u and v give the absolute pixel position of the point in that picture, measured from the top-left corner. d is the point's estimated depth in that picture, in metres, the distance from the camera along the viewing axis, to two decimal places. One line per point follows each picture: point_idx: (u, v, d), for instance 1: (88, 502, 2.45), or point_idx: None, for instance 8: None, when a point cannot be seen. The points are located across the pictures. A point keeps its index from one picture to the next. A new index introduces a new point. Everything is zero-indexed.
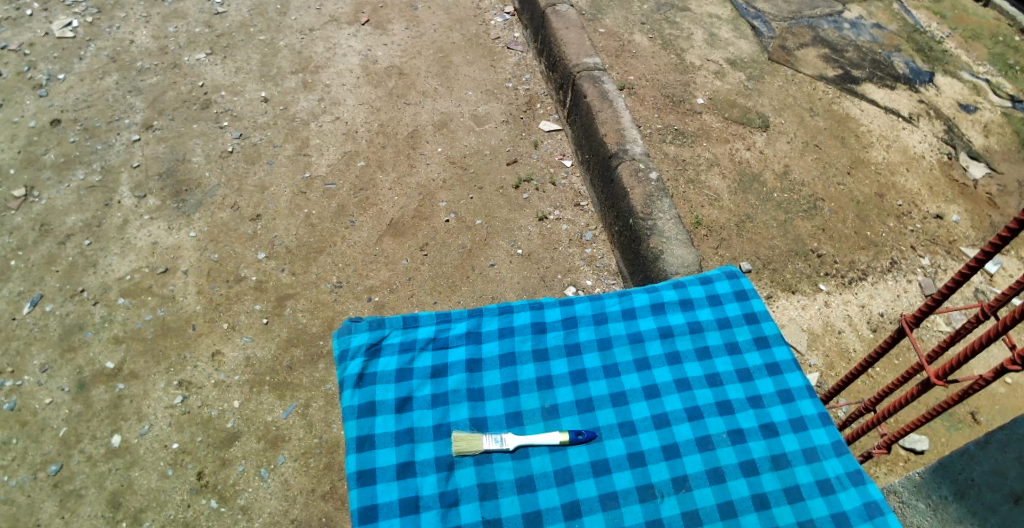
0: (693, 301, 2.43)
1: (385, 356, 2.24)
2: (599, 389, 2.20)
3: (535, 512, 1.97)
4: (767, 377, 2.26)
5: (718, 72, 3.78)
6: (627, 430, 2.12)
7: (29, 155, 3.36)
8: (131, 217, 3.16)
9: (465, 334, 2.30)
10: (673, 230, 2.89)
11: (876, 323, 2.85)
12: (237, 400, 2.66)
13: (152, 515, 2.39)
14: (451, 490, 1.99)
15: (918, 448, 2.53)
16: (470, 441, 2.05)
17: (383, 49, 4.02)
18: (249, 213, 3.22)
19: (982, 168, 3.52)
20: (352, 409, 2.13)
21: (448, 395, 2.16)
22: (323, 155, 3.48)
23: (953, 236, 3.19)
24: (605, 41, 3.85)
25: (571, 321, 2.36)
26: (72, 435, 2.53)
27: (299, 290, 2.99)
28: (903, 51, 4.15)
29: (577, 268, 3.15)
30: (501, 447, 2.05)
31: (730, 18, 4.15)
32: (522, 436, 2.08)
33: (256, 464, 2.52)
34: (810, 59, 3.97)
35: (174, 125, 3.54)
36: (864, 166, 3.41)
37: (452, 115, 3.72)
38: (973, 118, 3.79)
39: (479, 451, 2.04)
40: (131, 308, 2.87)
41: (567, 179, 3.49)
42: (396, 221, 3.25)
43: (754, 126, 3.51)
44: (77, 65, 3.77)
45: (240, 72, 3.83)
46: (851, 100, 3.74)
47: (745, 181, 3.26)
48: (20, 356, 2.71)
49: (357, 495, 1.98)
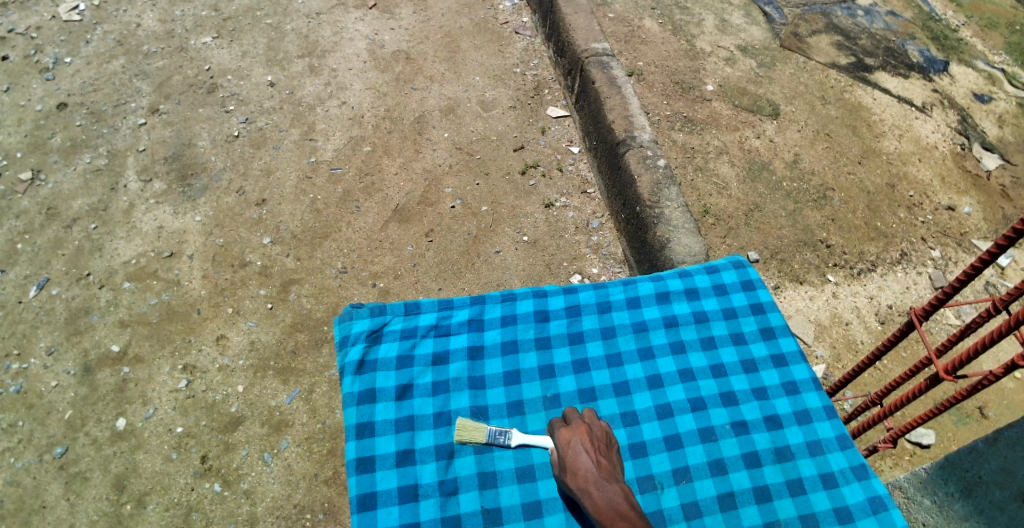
0: (699, 290, 2.41)
1: (386, 343, 2.23)
2: (602, 379, 2.19)
3: (534, 502, 1.97)
4: (773, 369, 2.24)
5: (729, 59, 3.73)
6: (629, 420, 2.11)
7: (35, 139, 3.36)
8: (137, 201, 3.16)
9: (467, 322, 2.29)
10: (680, 218, 2.86)
11: (884, 315, 2.82)
12: (241, 385, 2.66)
13: (157, 499, 2.39)
14: (451, 479, 1.99)
15: (925, 443, 2.48)
16: (473, 432, 2.05)
17: (390, 34, 3.99)
18: (254, 199, 3.21)
19: (996, 160, 3.46)
20: (353, 395, 2.13)
21: (449, 383, 2.16)
22: (329, 140, 3.46)
23: (964, 228, 3.14)
24: (614, 26, 3.79)
25: (575, 310, 2.34)
26: (78, 418, 2.54)
27: (304, 275, 2.98)
28: (917, 39, 4.08)
29: (583, 256, 3.13)
30: (502, 442, 2.03)
31: (741, 4, 4.08)
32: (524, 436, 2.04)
33: (260, 448, 2.53)
34: (822, 46, 3.91)
35: (180, 110, 3.52)
36: (875, 155, 3.36)
37: (459, 101, 3.69)
38: (988, 108, 3.72)
39: (481, 442, 2.04)
40: (136, 292, 2.87)
41: (574, 166, 3.46)
42: (401, 207, 3.23)
43: (764, 114, 3.47)
44: (83, 48, 3.75)
45: (246, 56, 3.80)
46: (863, 89, 3.69)
47: (754, 169, 3.22)
48: (26, 339, 2.72)
49: (356, 483, 1.98)
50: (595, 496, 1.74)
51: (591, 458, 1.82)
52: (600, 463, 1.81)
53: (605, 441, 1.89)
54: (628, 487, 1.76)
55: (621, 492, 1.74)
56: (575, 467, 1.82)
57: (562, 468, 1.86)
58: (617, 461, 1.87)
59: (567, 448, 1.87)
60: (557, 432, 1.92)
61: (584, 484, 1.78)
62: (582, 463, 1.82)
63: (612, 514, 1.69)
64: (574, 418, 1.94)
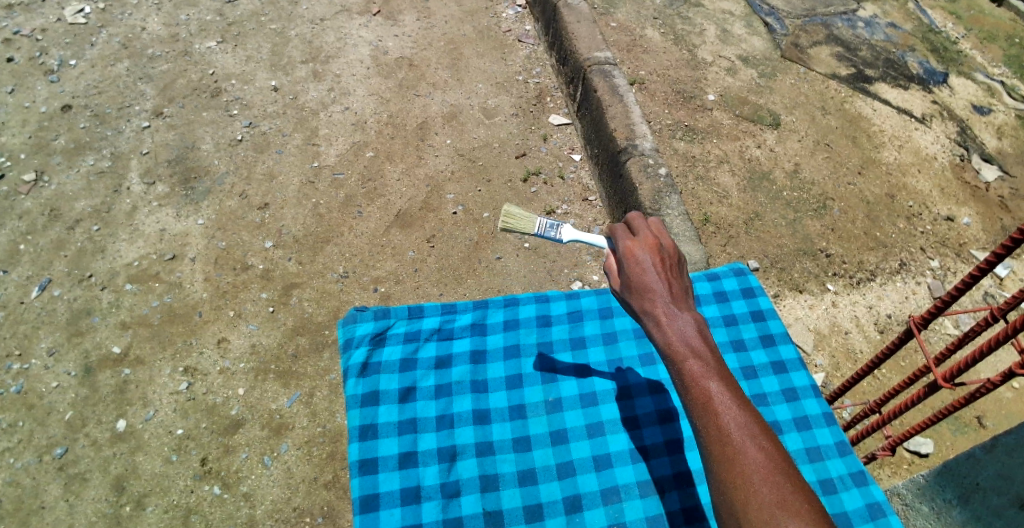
0: (700, 297, 2.44)
1: (389, 346, 2.37)
2: (603, 384, 2.34)
3: (536, 505, 2.14)
4: (772, 376, 2.28)
5: (730, 69, 3.75)
6: (630, 425, 2.25)
7: (39, 140, 3.37)
8: (140, 204, 3.17)
9: (470, 326, 2.46)
10: (681, 226, 2.87)
11: (883, 324, 2.84)
12: (241, 388, 2.67)
13: (156, 500, 2.40)
14: (453, 481, 2.16)
15: (923, 452, 2.49)
16: (524, 223, 2.07)
17: (394, 40, 4.01)
18: (257, 202, 3.22)
19: (995, 171, 3.48)
20: (356, 398, 2.27)
21: (452, 387, 2.32)
22: (332, 145, 3.48)
23: (963, 239, 3.16)
24: (616, 36, 3.81)
25: (576, 315, 2.50)
26: (78, 419, 2.55)
27: (305, 279, 2.99)
28: (917, 51, 4.11)
29: (584, 263, 3.15)
30: (552, 234, 2.03)
31: (742, 15, 4.11)
32: (575, 232, 1.94)
33: (259, 451, 2.53)
34: (823, 57, 3.93)
35: (184, 113, 3.54)
36: (875, 166, 3.38)
37: (462, 108, 3.71)
38: (987, 120, 3.74)
39: (530, 232, 2.07)
40: (138, 294, 2.88)
41: (576, 174, 3.48)
42: (403, 213, 3.25)
43: (765, 123, 3.49)
44: (88, 51, 3.77)
45: (250, 61, 3.83)
46: (863, 100, 3.71)
47: (754, 179, 3.24)
48: (27, 339, 2.73)
49: (359, 484, 2.12)
50: (662, 326, 1.51)
51: (663, 280, 1.56)
52: (672, 289, 1.56)
53: (676, 260, 1.63)
54: (699, 316, 1.54)
55: (695, 324, 1.51)
56: (643, 287, 1.57)
57: (623, 284, 1.62)
58: (688, 283, 1.62)
59: (634, 264, 1.60)
60: (620, 244, 1.64)
61: (651, 308, 1.54)
62: (651, 284, 1.56)
63: (683, 350, 1.47)
64: (642, 229, 1.65)
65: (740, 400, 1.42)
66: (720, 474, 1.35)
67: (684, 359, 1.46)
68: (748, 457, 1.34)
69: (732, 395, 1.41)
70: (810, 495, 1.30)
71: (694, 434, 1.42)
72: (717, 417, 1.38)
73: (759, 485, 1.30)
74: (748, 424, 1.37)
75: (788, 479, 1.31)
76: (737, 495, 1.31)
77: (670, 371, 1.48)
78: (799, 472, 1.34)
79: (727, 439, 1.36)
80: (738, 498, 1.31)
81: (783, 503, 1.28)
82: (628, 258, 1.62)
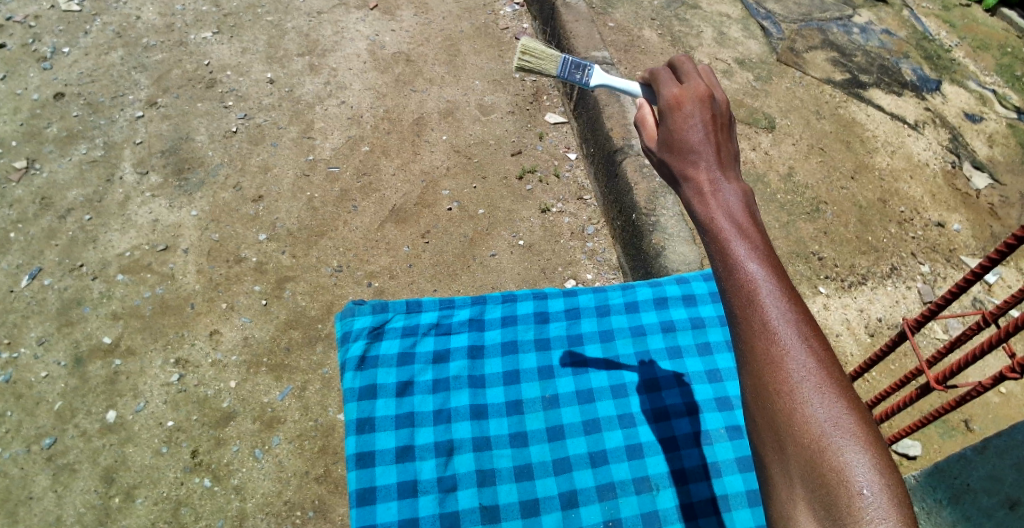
0: (695, 297, 2.55)
1: (386, 340, 2.36)
2: (599, 381, 2.37)
3: (531, 500, 2.17)
4: None
5: (726, 71, 3.77)
6: (626, 422, 2.29)
7: (31, 128, 3.35)
8: (133, 194, 3.15)
9: (467, 321, 2.46)
10: (676, 227, 2.89)
11: (874, 328, 2.86)
12: (234, 381, 2.66)
13: (145, 492, 2.39)
14: (450, 476, 2.17)
15: (911, 454, 2.52)
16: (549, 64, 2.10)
17: (391, 35, 4.00)
18: (251, 195, 3.21)
19: (985, 179, 3.51)
20: (352, 391, 2.26)
21: (449, 382, 2.34)
22: (328, 139, 3.47)
23: (953, 245, 3.19)
24: (614, 36, 3.82)
25: (573, 312, 2.51)
26: (67, 410, 2.53)
27: (299, 273, 2.98)
28: (911, 58, 4.14)
29: (577, 262, 3.16)
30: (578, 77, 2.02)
31: (739, 18, 4.13)
32: (603, 76, 1.92)
33: (250, 444, 2.52)
34: (819, 62, 3.96)
35: (178, 104, 3.52)
36: (868, 171, 3.41)
37: (459, 104, 3.70)
38: (978, 128, 3.78)
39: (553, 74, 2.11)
40: (129, 285, 2.86)
41: (571, 172, 3.49)
42: (398, 208, 3.24)
43: (760, 126, 3.51)
44: (82, 39, 3.74)
45: (247, 53, 3.80)
46: (857, 105, 3.74)
47: (749, 181, 3.26)
48: (17, 328, 2.71)
49: (356, 477, 2.13)
50: (706, 199, 1.34)
51: (711, 143, 1.41)
52: (721, 153, 1.40)
53: (727, 120, 1.46)
54: (748, 190, 1.37)
55: (740, 196, 1.34)
56: (687, 149, 1.42)
57: (666, 146, 1.45)
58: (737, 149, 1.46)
59: (680, 124, 1.44)
60: (665, 96, 1.50)
61: (694, 175, 1.39)
62: (699, 144, 1.41)
63: (729, 229, 1.30)
64: (694, 82, 1.50)
65: (789, 292, 1.22)
66: (759, 377, 1.19)
67: (729, 239, 1.28)
68: (797, 363, 1.17)
69: (784, 287, 1.22)
70: (861, 411, 1.15)
71: (732, 328, 1.26)
72: (764, 312, 1.20)
73: (809, 395, 1.14)
74: (799, 322, 1.20)
75: (840, 392, 1.14)
76: (779, 404, 1.16)
77: (712, 253, 1.31)
78: (852, 384, 1.18)
79: (773, 337, 1.19)
80: (782, 407, 1.15)
81: (832, 418, 1.13)
82: (673, 115, 1.46)
